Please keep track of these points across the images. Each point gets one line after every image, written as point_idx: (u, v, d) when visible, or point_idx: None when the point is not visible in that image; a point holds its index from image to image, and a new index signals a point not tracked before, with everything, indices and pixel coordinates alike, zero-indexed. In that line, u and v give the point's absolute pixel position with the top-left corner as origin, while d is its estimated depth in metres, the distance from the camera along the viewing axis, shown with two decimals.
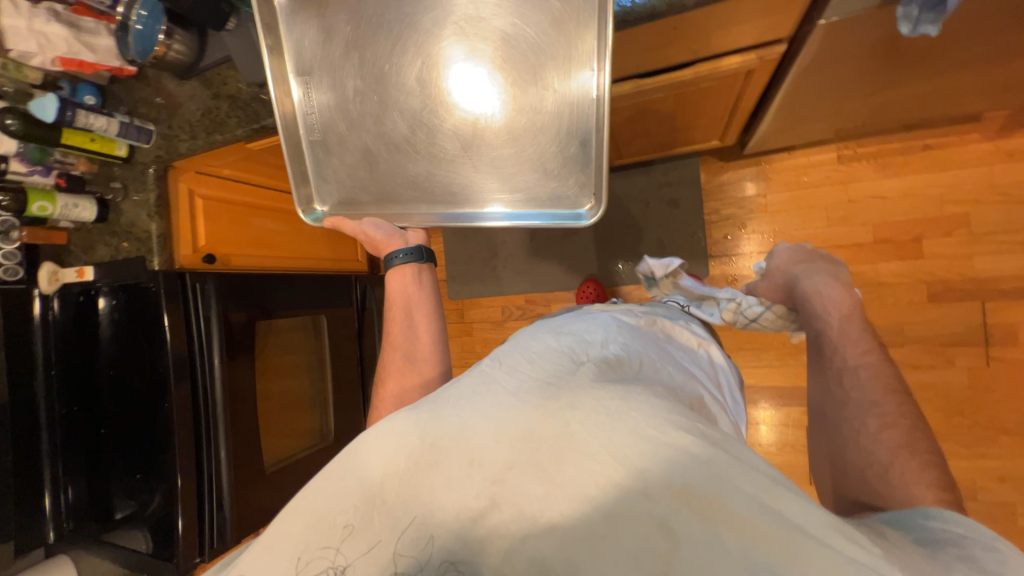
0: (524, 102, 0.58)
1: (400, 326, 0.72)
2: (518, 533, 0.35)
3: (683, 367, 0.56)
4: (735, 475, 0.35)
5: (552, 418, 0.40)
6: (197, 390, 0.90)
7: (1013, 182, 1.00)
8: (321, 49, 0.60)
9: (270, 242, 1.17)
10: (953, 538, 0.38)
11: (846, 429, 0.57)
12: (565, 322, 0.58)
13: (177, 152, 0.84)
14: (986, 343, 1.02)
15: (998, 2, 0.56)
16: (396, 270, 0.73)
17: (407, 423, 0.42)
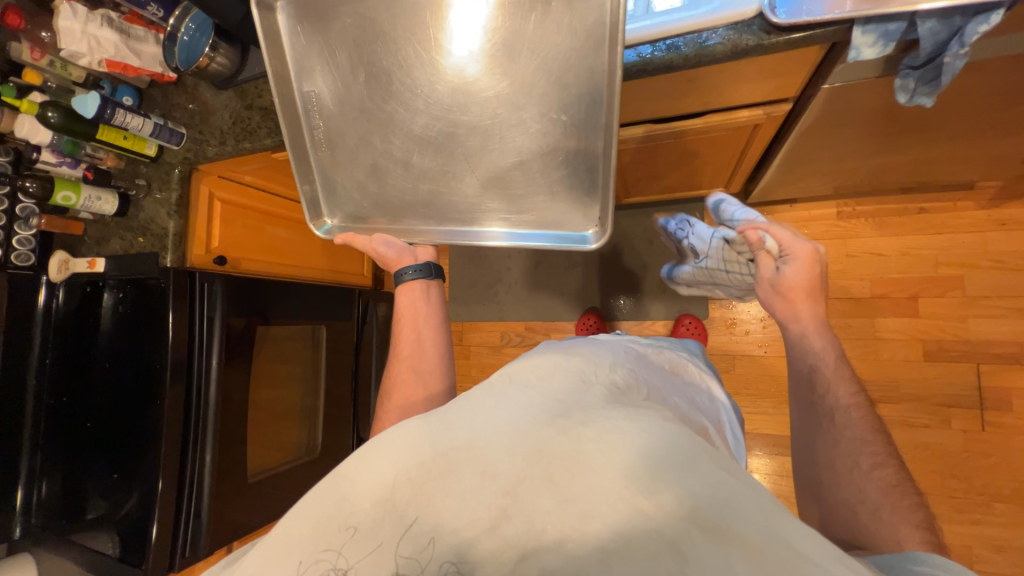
0: (523, 129, 0.60)
1: (406, 341, 0.73)
2: (531, 545, 0.36)
3: (688, 399, 0.56)
4: (744, 503, 0.36)
5: (564, 435, 0.42)
6: (191, 391, 0.90)
7: (1006, 250, 1.03)
8: (329, 73, 0.63)
9: (280, 250, 1.19)
10: None
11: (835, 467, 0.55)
12: (575, 343, 0.59)
13: (206, 156, 0.87)
14: (980, 406, 1.03)
15: (989, 82, 0.60)
16: (405, 285, 0.75)
17: (417, 432, 0.43)
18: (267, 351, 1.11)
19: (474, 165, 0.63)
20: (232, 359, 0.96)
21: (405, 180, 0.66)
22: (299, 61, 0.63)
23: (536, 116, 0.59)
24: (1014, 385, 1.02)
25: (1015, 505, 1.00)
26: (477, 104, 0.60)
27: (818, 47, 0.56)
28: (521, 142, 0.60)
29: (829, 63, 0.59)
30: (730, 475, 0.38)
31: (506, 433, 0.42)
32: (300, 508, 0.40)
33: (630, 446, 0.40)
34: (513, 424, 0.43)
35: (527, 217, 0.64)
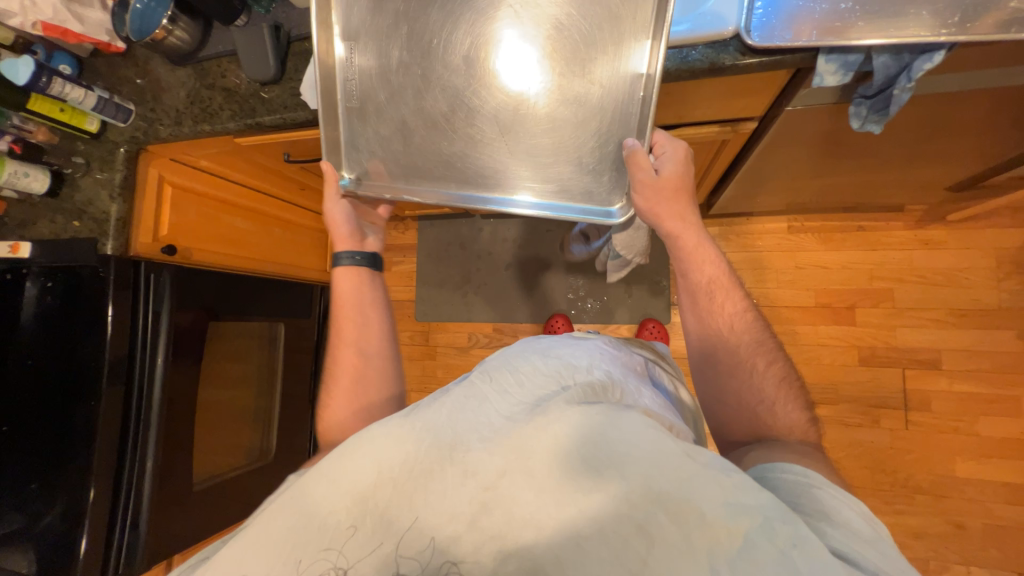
0: (569, 92, 0.61)
1: (350, 328, 0.73)
2: (510, 540, 0.38)
3: (661, 398, 0.58)
4: (715, 481, 0.36)
5: (543, 431, 0.41)
6: (132, 392, 0.82)
7: (929, 267, 1.15)
8: (372, 30, 0.62)
9: (242, 242, 1.11)
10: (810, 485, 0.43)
11: (731, 368, 0.61)
12: (554, 345, 0.57)
13: (157, 136, 0.80)
14: (905, 407, 1.14)
15: (927, 114, 0.67)
16: (345, 269, 0.75)
17: (399, 427, 0.43)
18: (216, 349, 1.03)
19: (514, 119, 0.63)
20: (180, 357, 0.89)
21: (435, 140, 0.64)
22: (341, 11, 0.62)
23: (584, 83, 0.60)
24: (933, 388, 1.13)
25: (932, 497, 1.11)
26: (525, 66, 0.60)
27: (785, 71, 0.60)
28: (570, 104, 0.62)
29: (792, 87, 0.63)
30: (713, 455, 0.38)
31: (487, 431, 0.42)
32: (280, 504, 0.41)
33: (616, 436, 0.39)
34: (493, 426, 0.43)
35: (551, 188, 0.64)
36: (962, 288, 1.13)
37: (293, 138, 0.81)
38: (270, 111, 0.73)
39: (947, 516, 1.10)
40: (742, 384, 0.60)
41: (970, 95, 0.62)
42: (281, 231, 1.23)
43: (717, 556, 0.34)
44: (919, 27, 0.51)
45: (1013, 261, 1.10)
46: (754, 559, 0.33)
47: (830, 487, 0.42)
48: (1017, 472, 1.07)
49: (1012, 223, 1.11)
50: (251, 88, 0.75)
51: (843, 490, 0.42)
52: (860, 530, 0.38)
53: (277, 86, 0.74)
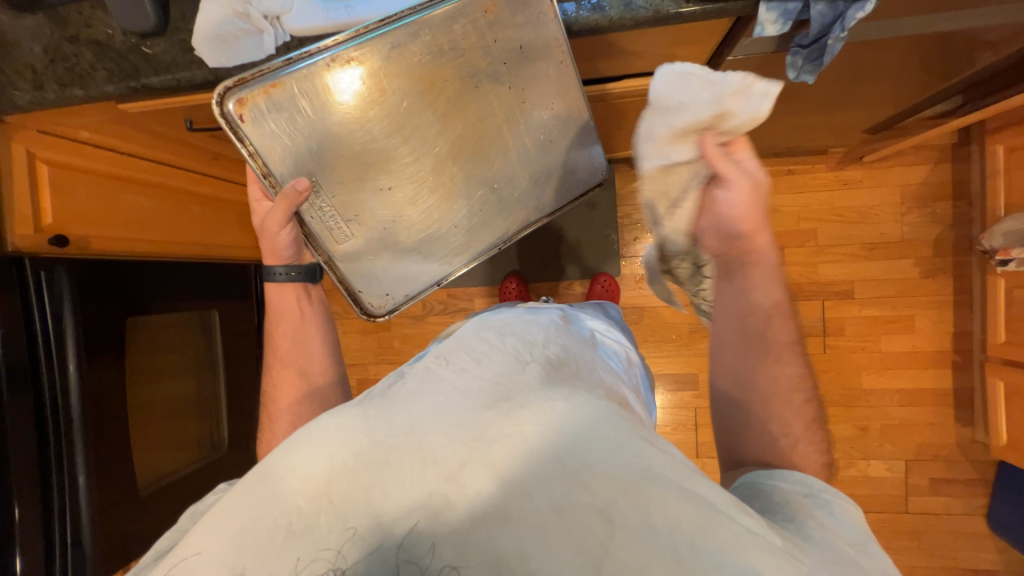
0: (482, 83, 0.61)
1: (289, 350, 0.70)
2: (472, 530, 0.37)
3: (608, 365, 0.59)
4: (675, 468, 0.40)
5: (503, 419, 0.42)
6: (43, 406, 0.72)
7: (847, 206, 1.24)
8: (342, 198, 0.66)
9: (149, 224, 0.97)
10: (794, 500, 0.46)
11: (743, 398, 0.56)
12: (505, 321, 0.57)
13: (13, 103, 0.66)
14: (823, 333, 1.27)
15: (853, 60, 0.69)
16: (278, 286, 0.71)
17: (358, 420, 0.42)
18: (144, 343, 0.93)
19: (440, 52, 0.58)
20: (96, 359, 0.79)
21: (361, 106, 0.60)
22: (339, 234, 0.69)
23: (555, 86, 0.63)
24: (846, 314, 1.26)
25: (843, 407, 1.28)
26: (467, 139, 0.65)
27: (726, 19, 0.58)
28: (524, 94, 0.64)
29: (733, 34, 0.62)
30: (668, 448, 0.42)
31: (450, 424, 0.42)
32: (245, 492, 0.41)
33: (566, 419, 0.41)
34: (457, 414, 0.43)
35: None
36: (873, 224, 1.24)
37: (193, 102, 0.70)
38: (158, 71, 0.62)
39: (855, 421, 1.27)
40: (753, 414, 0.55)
41: (889, 43, 0.64)
42: (198, 207, 1.09)
43: (679, 538, 0.36)
44: None
45: (916, 196, 1.22)
46: (714, 538, 0.36)
47: (826, 493, 0.46)
48: (911, 379, 1.25)
49: (916, 159, 1.21)
50: (128, 42, 0.63)
51: (838, 493, 0.47)
52: (841, 531, 0.43)
53: (161, 39, 0.62)
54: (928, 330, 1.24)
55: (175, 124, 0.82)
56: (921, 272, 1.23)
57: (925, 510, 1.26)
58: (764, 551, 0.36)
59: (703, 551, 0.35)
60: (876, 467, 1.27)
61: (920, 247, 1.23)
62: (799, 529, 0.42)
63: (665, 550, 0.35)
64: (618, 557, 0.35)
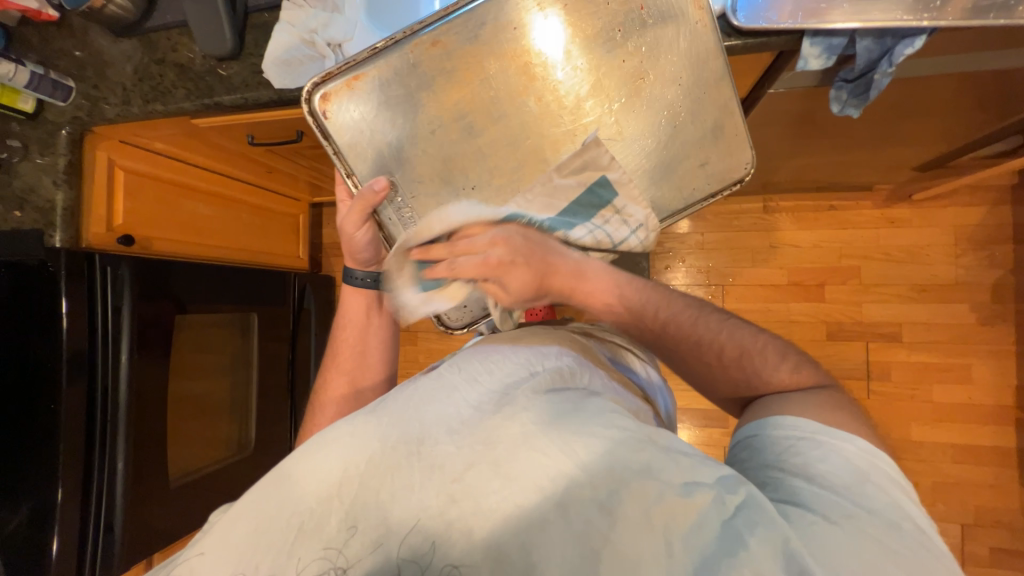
0: (590, 58, 0.55)
1: (349, 355, 0.74)
2: (474, 526, 0.36)
3: (626, 381, 0.58)
4: (673, 461, 0.38)
5: (507, 419, 0.41)
6: (95, 393, 0.77)
7: (894, 245, 1.19)
8: (424, 191, 0.59)
9: (204, 229, 1.04)
10: (791, 447, 0.44)
11: (679, 344, 0.57)
12: (521, 338, 0.58)
13: (103, 116, 0.73)
14: (867, 378, 1.20)
15: (901, 96, 0.68)
16: (355, 288, 0.74)
17: (368, 423, 0.43)
18: (187, 342, 0.99)
19: (535, 24, 0.54)
20: (146, 353, 0.84)
21: (448, 93, 0.56)
22: None
23: (679, 52, 0.55)
24: (893, 359, 1.19)
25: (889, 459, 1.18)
26: (570, 119, 0.57)
27: (768, 53, 0.59)
28: (643, 66, 0.55)
29: (772, 70, 0.63)
30: (667, 436, 0.40)
31: (458, 424, 0.41)
32: (258, 492, 0.41)
33: (576, 423, 0.40)
34: (463, 417, 0.42)
35: None
36: (924, 265, 1.18)
37: (258, 119, 0.76)
38: (229, 89, 0.68)
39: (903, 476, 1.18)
40: (692, 358, 0.57)
41: (942, 79, 0.63)
42: (248, 216, 1.16)
43: (673, 531, 0.35)
44: (899, 9, 0.50)
45: (971, 238, 1.15)
46: (705, 528, 0.35)
47: (822, 437, 0.44)
48: (967, 434, 1.15)
49: (971, 200, 1.15)
50: (207, 64, 0.69)
51: (836, 433, 0.44)
52: (836, 480, 0.40)
53: (236, 62, 0.68)
54: (987, 382, 1.15)
55: (238, 139, 0.89)
56: (978, 319, 1.15)
57: None
58: (765, 542, 0.34)
59: (696, 545, 0.34)
60: None
61: (977, 292, 1.15)
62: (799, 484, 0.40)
63: (658, 542, 0.34)
64: (616, 549, 0.34)
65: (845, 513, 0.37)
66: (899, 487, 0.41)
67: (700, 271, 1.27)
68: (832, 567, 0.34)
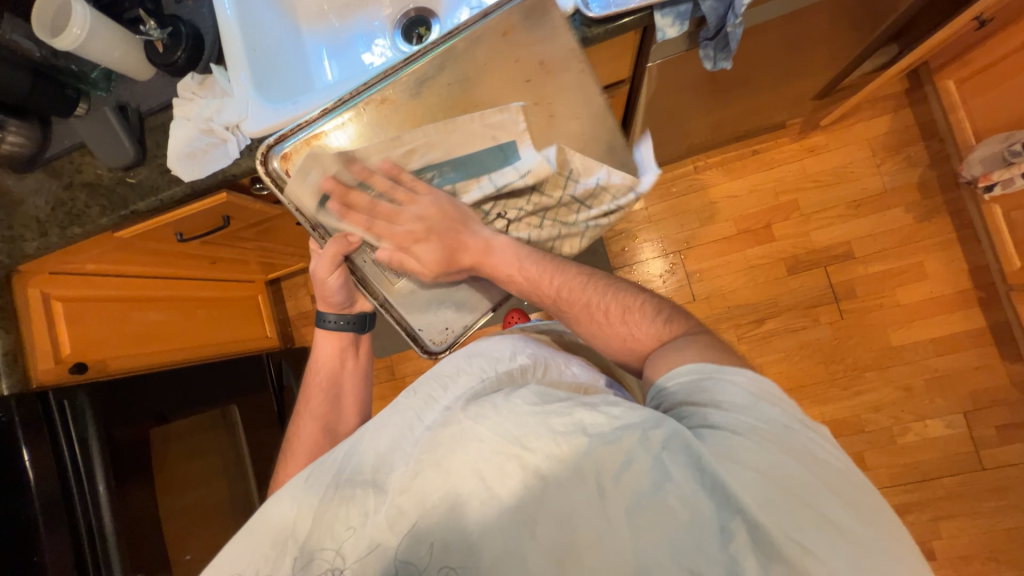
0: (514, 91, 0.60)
1: (322, 401, 0.69)
2: (423, 528, 0.36)
3: (586, 364, 0.57)
4: (603, 413, 0.37)
5: (448, 425, 0.40)
6: (79, 534, 0.74)
7: (820, 170, 1.25)
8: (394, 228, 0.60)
9: (162, 336, 1.02)
10: (693, 389, 0.42)
11: (572, 308, 0.56)
12: (474, 343, 0.57)
13: (24, 253, 0.72)
14: (836, 300, 1.24)
15: (768, 40, 0.73)
16: (329, 332, 0.71)
17: (322, 465, 0.43)
18: (173, 453, 0.97)
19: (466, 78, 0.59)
20: (126, 477, 0.81)
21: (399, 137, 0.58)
22: (389, 270, 0.64)
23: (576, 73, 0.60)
24: (854, 275, 1.23)
25: (879, 369, 1.22)
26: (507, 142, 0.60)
27: (633, 32, 0.63)
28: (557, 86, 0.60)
29: (646, 44, 0.67)
30: (602, 396, 0.40)
31: (404, 446, 0.41)
32: (229, 548, 0.41)
33: (506, 407, 0.39)
34: (412, 437, 0.42)
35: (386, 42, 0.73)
36: (853, 182, 1.24)
37: (180, 215, 0.76)
38: (142, 194, 0.69)
39: (897, 382, 1.21)
40: (602, 327, 0.54)
41: (796, 16, 0.68)
42: (204, 311, 1.15)
43: (604, 475, 0.35)
44: None
45: (886, 145, 1.23)
46: (636, 469, 0.34)
47: (718, 373, 0.42)
48: (941, 326, 1.20)
49: (875, 113, 1.23)
50: (115, 177, 0.70)
51: (730, 368, 0.42)
52: (734, 402, 0.39)
53: (142, 167, 0.69)
54: (942, 272, 1.20)
55: (169, 239, 0.89)
56: (916, 217, 1.21)
57: (1003, 462, 1.16)
58: (686, 467, 0.34)
59: (630, 486, 0.34)
60: (935, 427, 1.19)
61: (907, 193, 1.21)
62: (721, 417, 0.37)
63: (595, 496, 0.34)
64: (551, 508, 0.35)
65: (754, 430, 0.36)
66: (785, 395, 0.41)
67: (655, 243, 1.31)
68: (741, 473, 0.33)
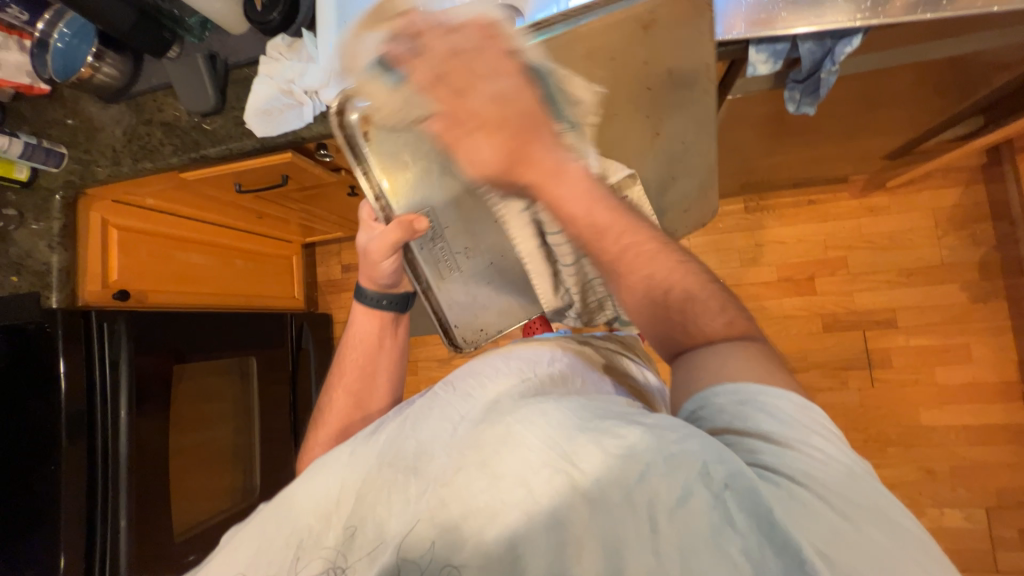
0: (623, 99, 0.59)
1: (356, 377, 0.70)
2: (464, 528, 0.36)
3: (625, 386, 0.58)
4: (658, 437, 0.36)
5: (494, 427, 0.41)
6: (94, 452, 0.77)
7: (876, 232, 1.21)
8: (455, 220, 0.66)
9: (197, 279, 1.05)
10: (727, 410, 0.37)
11: (627, 271, 0.43)
12: (517, 348, 0.58)
13: (95, 178, 0.76)
14: (869, 366, 1.19)
15: (854, 92, 0.71)
16: (370, 310, 0.73)
17: (367, 446, 0.46)
18: (186, 392, 0.99)
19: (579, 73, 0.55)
20: (145, 406, 0.84)
21: None
22: (443, 261, 0.70)
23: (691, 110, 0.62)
24: (892, 345, 1.19)
25: (902, 447, 1.17)
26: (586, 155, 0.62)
27: (720, 62, 0.62)
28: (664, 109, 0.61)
29: (730, 77, 0.66)
30: (659, 418, 0.38)
31: (447, 440, 0.43)
32: (266, 517, 0.43)
33: (556, 418, 0.40)
34: (456, 433, 0.44)
35: None
36: (908, 249, 1.19)
37: (243, 167, 0.79)
38: (214, 141, 0.71)
39: (918, 463, 1.16)
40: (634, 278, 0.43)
41: (890, 72, 0.66)
42: (241, 261, 1.18)
43: (657, 507, 0.34)
44: (837, 15, 0.52)
45: (950, 218, 1.18)
46: (689, 506, 0.33)
47: (761, 395, 0.37)
48: (976, 415, 1.14)
49: (945, 183, 1.18)
50: (191, 121, 0.73)
51: (770, 390, 0.38)
52: (804, 440, 0.35)
53: (219, 116, 0.72)
54: (988, 359, 1.14)
55: (227, 188, 0.92)
56: (970, 297, 1.16)
57: (1019, 569, 1.09)
58: (748, 511, 0.32)
59: (683, 522, 0.33)
60: (951, 517, 1.13)
61: (964, 271, 1.16)
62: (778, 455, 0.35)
63: (646, 528, 0.33)
64: (596, 531, 0.34)
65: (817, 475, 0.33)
66: (837, 430, 0.37)
67: None
68: (808, 526, 0.31)
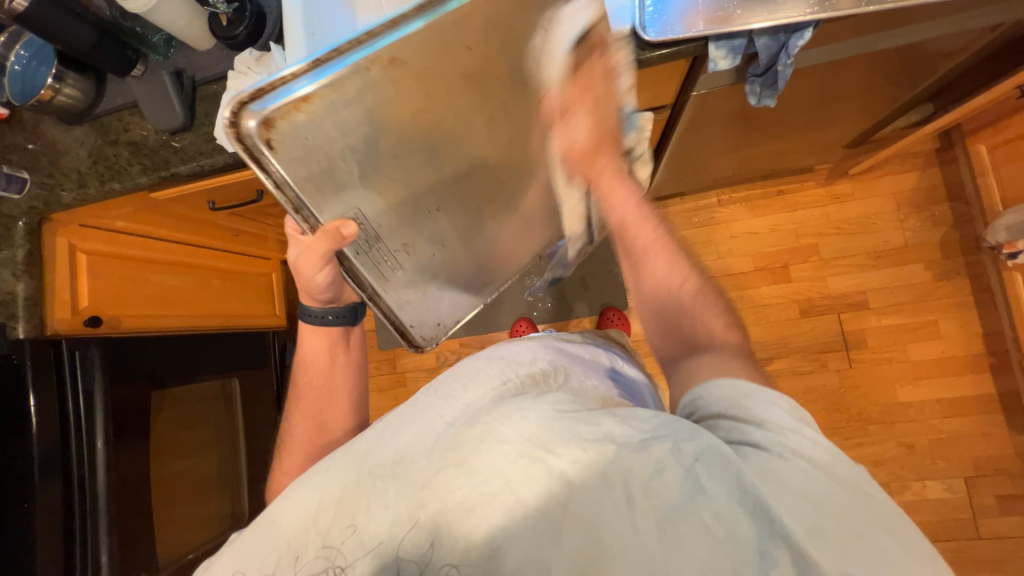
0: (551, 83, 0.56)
1: (315, 399, 0.68)
2: (447, 524, 0.36)
3: (606, 376, 0.59)
4: (631, 425, 0.37)
5: (473, 427, 0.41)
6: (71, 486, 0.74)
7: (843, 218, 1.26)
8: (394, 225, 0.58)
9: (174, 299, 1.02)
10: (734, 407, 0.39)
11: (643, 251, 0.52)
12: (498, 348, 0.58)
13: (61, 202, 0.74)
14: (846, 347, 1.23)
15: (810, 84, 0.75)
16: (317, 329, 0.69)
17: (342, 459, 0.44)
18: (167, 419, 0.96)
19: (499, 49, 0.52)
20: (124, 435, 0.81)
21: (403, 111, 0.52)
22: (384, 271, 0.61)
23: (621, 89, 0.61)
24: (866, 326, 1.23)
25: (882, 423, 1.21)
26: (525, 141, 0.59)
27: (683, 60, 0.65)
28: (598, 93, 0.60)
29: (694, 73, 0.68)
30: (631, 410, 0.40)
31: (428, 443, 0.42)
32: (251, 535, 0.42)
33: (534, 411, 0.40)
34: (437, 435, 0.43)
35: None
36: (874, 233, 1.24)
37: (211, 184, 0.77)
38: (184, 159, 0.70)
39: (898, 438, 1.20)
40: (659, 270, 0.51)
41: (842, 64, 0.70)
42: (218, 281, 1.15)
43: (632, 484, 0.35)
44: (790, 10, 0.55)
45: (910, 201, 1.23)
46: (664, 482, 0.34)
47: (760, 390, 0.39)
48: (948, 387, 1.19)
49: (904, 168, 1.24)
50: (159, 139, 0.72)
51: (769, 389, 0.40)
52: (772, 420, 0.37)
53: (187, 133, 0.71)
54: (955, 334, 1.20)
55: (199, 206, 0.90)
56: (934, 275, 1.21)
57: (999, 533, 1.13)
58: (722, 483, 0.34)
59: (659, 498, 0.34)
60: (933, 489, 1.17)
61: (927, 251, 1.22)
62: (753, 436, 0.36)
63: (624, 508, 0.34)
64: (575, 514, 0.35)
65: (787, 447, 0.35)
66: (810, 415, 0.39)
67: None
68: (779, 493, 0.33)
